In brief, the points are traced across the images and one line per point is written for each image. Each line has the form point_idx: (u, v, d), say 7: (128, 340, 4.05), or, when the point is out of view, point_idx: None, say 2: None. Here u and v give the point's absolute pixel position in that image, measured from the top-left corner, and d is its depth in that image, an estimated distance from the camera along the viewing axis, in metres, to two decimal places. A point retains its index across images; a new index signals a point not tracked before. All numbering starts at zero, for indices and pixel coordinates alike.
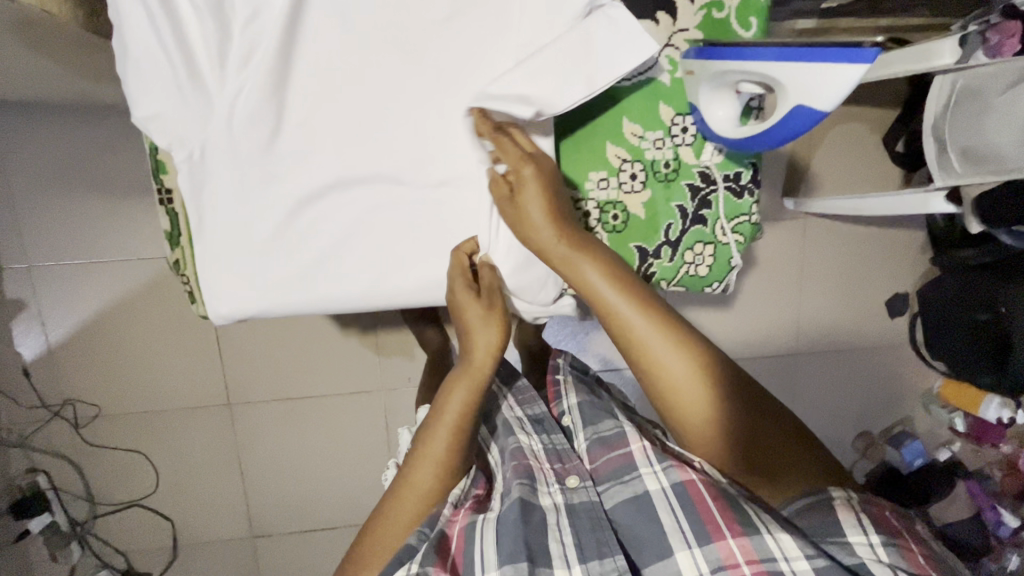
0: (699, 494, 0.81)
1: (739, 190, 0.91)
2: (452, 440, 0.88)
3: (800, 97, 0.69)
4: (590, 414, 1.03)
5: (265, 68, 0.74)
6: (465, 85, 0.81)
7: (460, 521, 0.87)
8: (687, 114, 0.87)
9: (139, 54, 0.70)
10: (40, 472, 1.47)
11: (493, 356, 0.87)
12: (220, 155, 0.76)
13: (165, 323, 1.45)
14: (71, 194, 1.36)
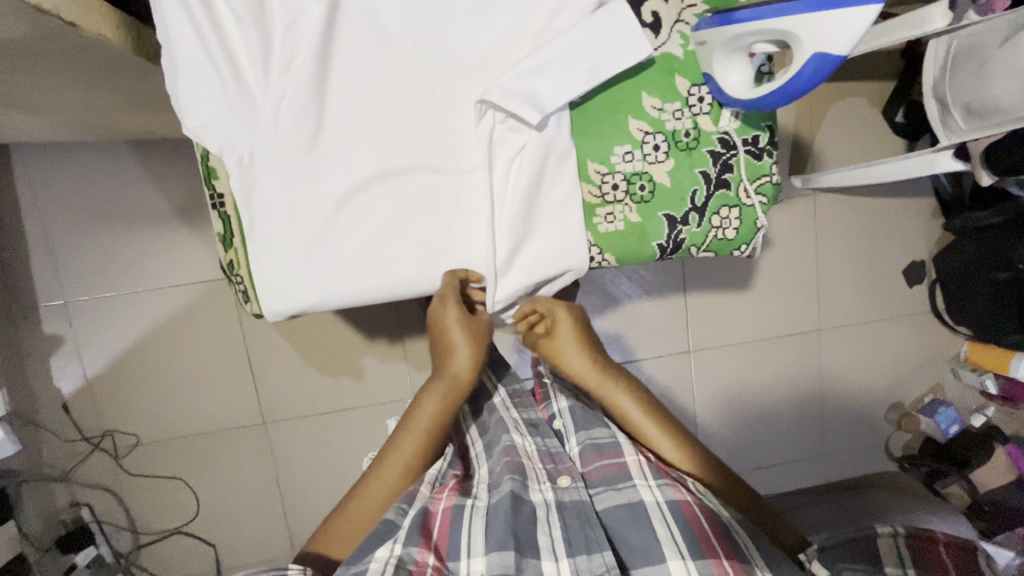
0: (692, 513, 0.82)
1: (759, 152, 0.93)
2: (425, 440, 0.93)
3: (818, 46, 0.73)
4: (580, 422, 1.01)
5: (305, 72, 0.78)
6: (491, 75, 0.85)
7: (445, 498, 0.88)
8: (702, 84, 0.90)
9: (189, 66, 0.75)
10: (83, 505, 1.49)
11: (467, 372, 0.95)
12: (267, 157, 0.80)
13: (199, 347, 1.48)
14: (106, 229, 1.42)
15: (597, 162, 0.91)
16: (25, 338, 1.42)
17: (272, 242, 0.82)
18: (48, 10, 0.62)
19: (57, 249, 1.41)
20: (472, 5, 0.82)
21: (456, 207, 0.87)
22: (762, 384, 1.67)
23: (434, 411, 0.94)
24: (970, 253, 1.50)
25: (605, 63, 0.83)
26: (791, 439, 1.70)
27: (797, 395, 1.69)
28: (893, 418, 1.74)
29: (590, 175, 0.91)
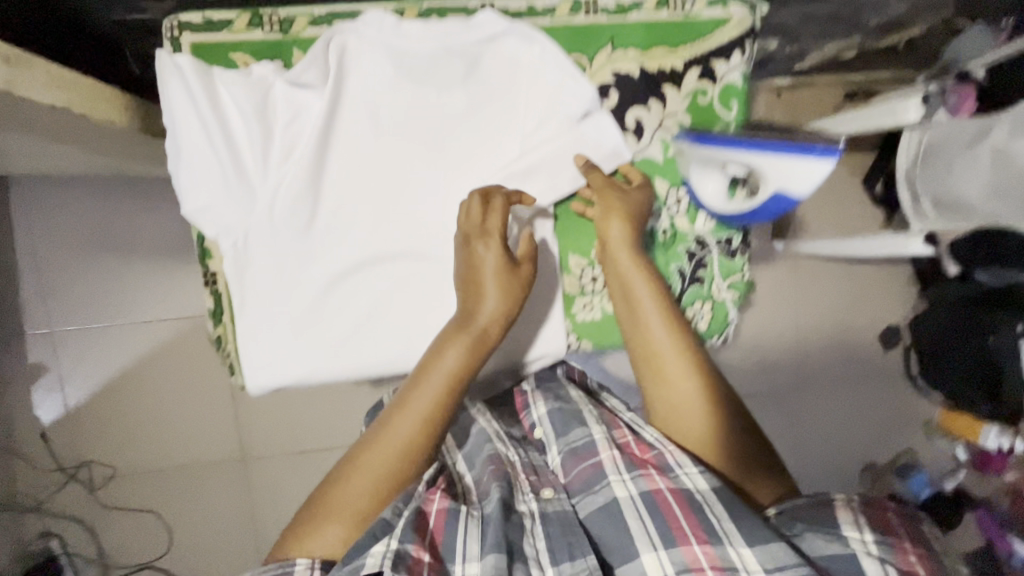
0: (669, 505, 0.76)
1: (732, 252, 0.98)
2: (440, 402, 0.82)
3: (775, 182, 0.81)
4: (558, 423, 0.93)
5: (301, 163, 0.86)
6: (478, 172, 0.91)
7: (440, 498, 0.79)
8: (679, 185, 0.96)
9: (191, 141, 0.83)
10: (55, 536, 1.46)
11: (495, 323, 0.86)
12: (261, 239, 0.86)
13: (185, 381, 1.49)
14: (96, 260, 1.42)
15: (576, 255, 0.99)
16: (11, 362, 1.42)
17: (263, 309, 0.88)
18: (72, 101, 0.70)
19: (48, 277, 1.41)
20: (462, 108, 0.89)
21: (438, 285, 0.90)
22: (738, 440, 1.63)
23: (455, 364, 0.84)
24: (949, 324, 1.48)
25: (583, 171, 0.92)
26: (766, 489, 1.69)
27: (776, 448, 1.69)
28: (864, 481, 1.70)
29: (570, 267, 0.99)
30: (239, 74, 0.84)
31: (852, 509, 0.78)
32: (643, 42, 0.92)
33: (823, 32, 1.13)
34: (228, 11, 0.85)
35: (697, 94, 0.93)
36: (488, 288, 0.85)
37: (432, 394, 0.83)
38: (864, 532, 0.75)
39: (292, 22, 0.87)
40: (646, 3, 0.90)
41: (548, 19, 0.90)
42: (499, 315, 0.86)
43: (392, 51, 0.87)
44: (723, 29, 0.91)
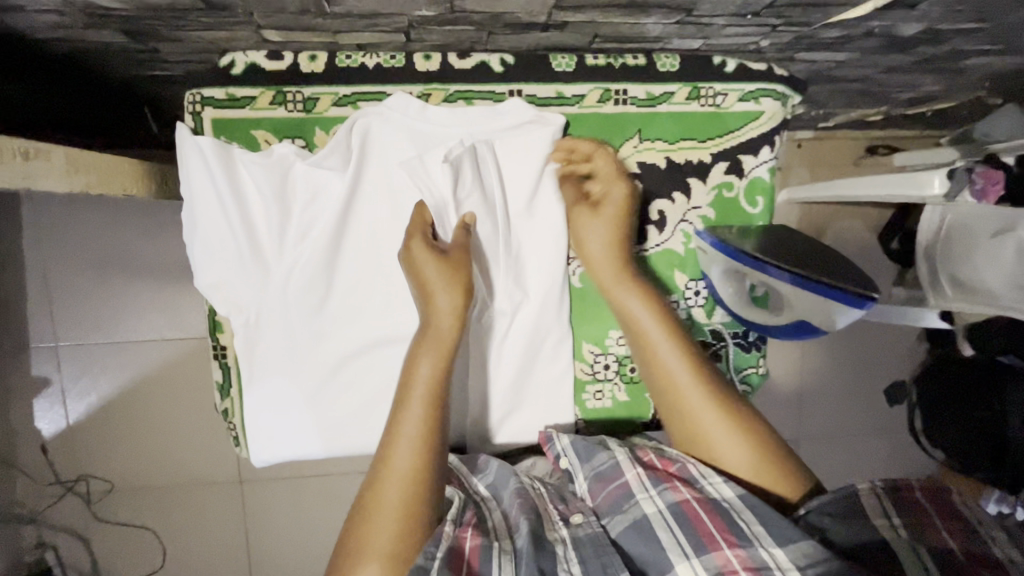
0: (700, 517, 0.57)
1: (749, 344, 0.75)
2: (429, 414, 0.61)
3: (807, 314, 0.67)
4: (583, 449, 0.69)
5: (323, 243, 0.66)
6: (522, 255, 0.71)
7: (473, 535, 0.57)
8: (699, 280, 0.74)
9: (209, 224, 0.65)
10: (50, 545, 1.47)
11: (459, 320, 0.64)
12: (275, 323, 0.68)
13: (184, 402, 1.48)
14: (106, 280, 1.40)
15: (590, 340, 0.74)
16: (14, 378, 1.40)
17: (263, 412, 0.69)
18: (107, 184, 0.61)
19: (54, 295, 1.40)
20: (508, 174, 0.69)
21: (459, 389, 0.73)
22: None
23: (430, 375, 0.62)
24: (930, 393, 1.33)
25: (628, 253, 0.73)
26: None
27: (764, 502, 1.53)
28: None
29: (580, 353, 0.74)
30: (262, 153, 0.64)
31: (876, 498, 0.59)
32: (671, 133, 0.71)
33: (851, 106, 1.09)
34: (248, 85, 0.64)
35: (722, 187, 0.72)
36: (440, 286, 0.64)
37: (418, 413, 0.61)
38: (887, 516, 0.58)
39: (314, 99, 0.65)
40: (676, 91, 0.69)
41: (573, 106, 0.69)
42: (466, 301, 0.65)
43: (442, 143, 0.66)
44: (761, 124, 0.72)
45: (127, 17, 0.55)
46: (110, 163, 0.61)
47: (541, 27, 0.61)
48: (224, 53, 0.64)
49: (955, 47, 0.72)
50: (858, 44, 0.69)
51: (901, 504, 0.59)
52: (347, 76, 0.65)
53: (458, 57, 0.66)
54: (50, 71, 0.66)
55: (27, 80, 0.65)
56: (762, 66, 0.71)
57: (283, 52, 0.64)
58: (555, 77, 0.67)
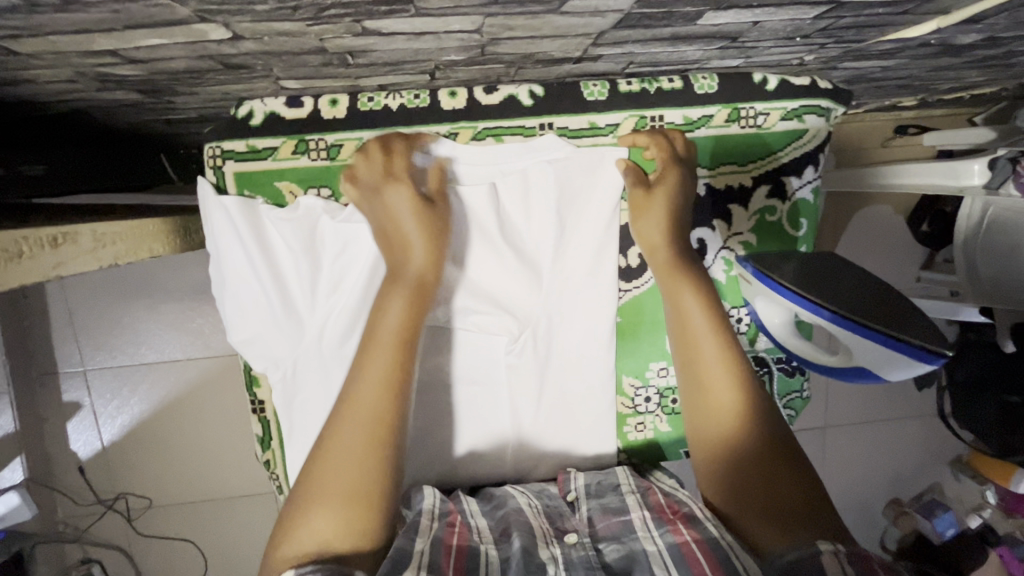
0: (697, 560, 0.49)
1: (793, 369, 0.74)
2: (398, 363, 0.54)
3: (869, 366, 0.56)
4: (595, 486, 0.64)
5: (355, 295, 0.64)
6: (559, 289, 0.69)
7: (463, 534, 0.53)
8: (742, 307, 0.71)
9: (240, 286, 0.63)
10: (96, 561, 1.27)
11: (432, 263, 0.58)
12: (313, 376, 0.66)
13: (222, 418, 1.25)
14: (124, 304, 1.19)
15: (628, 373, 0.72)
16: (42, 403, 1.21)
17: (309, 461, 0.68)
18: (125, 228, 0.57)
19: (75, 310, 1.18)
20: (541, 210, 0.66)
21: (498, 432, 0.71)
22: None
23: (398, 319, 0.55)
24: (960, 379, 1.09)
25: None
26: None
27: (840, 498, 1.31)
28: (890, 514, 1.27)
29: (621, 387, 0.73)
30: (287, 208, 0.62)
31: (837, 560, 0.44)
32: (709, 158, 0.67)
33: (888, 97, 1.02)
34: (270, 135, 0.61)
35: (764, 212, 0.69)
36: (411, 236, 0.58)
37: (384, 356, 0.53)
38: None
39: (338, 146, 0.62)
40: (715, 114, 0.66)
41: (607, 136, 0.65)
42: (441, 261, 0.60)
43: (474, 188, 0.64)
44: (804, 143, 0.68)
45: (140, 81, 0.52)
46: (138, 227, 0.60)
47: (572, 60, 0.57)
48: (240, 103, 0.60)
49: (1012, 49, 0.68)
50: (910, 52, 0.64)
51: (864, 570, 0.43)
52: (374, 121, 0.62)
53: (485, 91, 0.63)
54: (59, 123, 0.61)
55: (25, 115, 0.57)
56: (806, 80, 0.67)
57: (302, 97, 0.61)
58: (588, 107, 0.64)
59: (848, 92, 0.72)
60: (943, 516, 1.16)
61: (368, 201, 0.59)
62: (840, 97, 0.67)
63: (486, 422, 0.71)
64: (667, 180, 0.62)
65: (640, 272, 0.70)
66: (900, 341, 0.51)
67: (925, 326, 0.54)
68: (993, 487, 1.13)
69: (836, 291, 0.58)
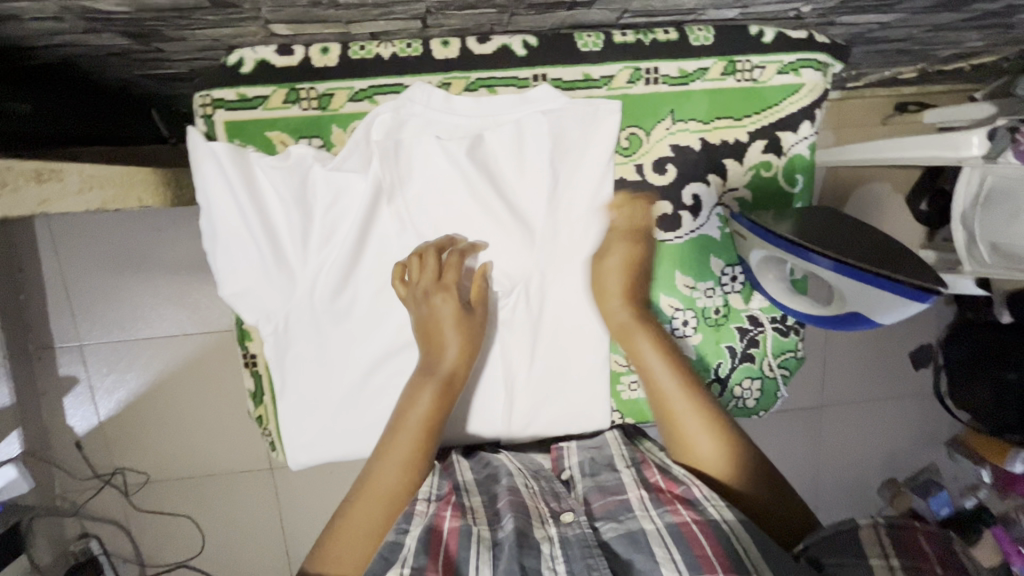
0: (699, 542, 0.50)
1: (788, 328, 0.73)
2: (419, 448, 0.59)
3: (860, 311, 0.56)
4: (588, 466, 0.64)
5: (347, 247, 0.64)
6: (554, 243, 0.68)
7: (453, 515, 0.54)
8: (736, 265, 0.71)
9: (230, 236, 0.62)
10: (94, 536, 1.22)
11: (464, 359, 0.64)
12: (306, 329, 0.66)
13: (220, 391, 1.22)
14: (122, 279, 1.17)
15: None
16: (40, 377, 1.18)
17: (302, 415, 0.69)
18: (111, 180, 0.56)
19: (70, 280, 1.16)
20: (533, 162, 0.65)
21: (492, 390, 0.71)
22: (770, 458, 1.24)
23: (426, 411, 0.61)
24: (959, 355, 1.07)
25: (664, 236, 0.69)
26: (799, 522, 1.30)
27: (845, 475, 1.30)
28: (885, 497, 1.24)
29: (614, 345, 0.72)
30: (278, 156, 0.62)
31: (876, 534, 0.50)
32: (705, 112, 0.67)
33: (888, 65, 1.01)
34: (260, 84, 0.60)
35: (759, 167, 0.68)
36: (448, 336, 0.63)
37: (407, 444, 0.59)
38: (884, 556, 0.48)
39: (329, 95, 0.62)
40: (711, 67, 0.65)
41: (601, 89, 0.64)
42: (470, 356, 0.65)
43: (462, 136, 0.63)
44: (800, 97, 0.67)
45: (127, 21, 0.52)
46: (127, 175, 0.59)
47: (566, 7, 0.56)
48: (231, 51, 0.60)
49: (1013, 2, 0.67)
50: (908, 4, 0.64)
51: (903, 546, 0.49)
52: (364, 69, 0.61)
53: (478, 41, 0.62)
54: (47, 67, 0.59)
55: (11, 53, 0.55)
56: (803, 34, 0.66)
57: (293, 46, 0.60)
58: (582, 58, 0.63)
59: (845, 49, 0.71)
60: (938, 494, 1.12)
61: (415, 303, 0.64)
62: (838, 51, 0.66)
63: (478, 379, 0.70)
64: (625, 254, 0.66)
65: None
66: (889, 280, 0.50)
67: (922, 264, 0.52)
68: (989, 466, 1.10)
69: (837, 241, 0.57)
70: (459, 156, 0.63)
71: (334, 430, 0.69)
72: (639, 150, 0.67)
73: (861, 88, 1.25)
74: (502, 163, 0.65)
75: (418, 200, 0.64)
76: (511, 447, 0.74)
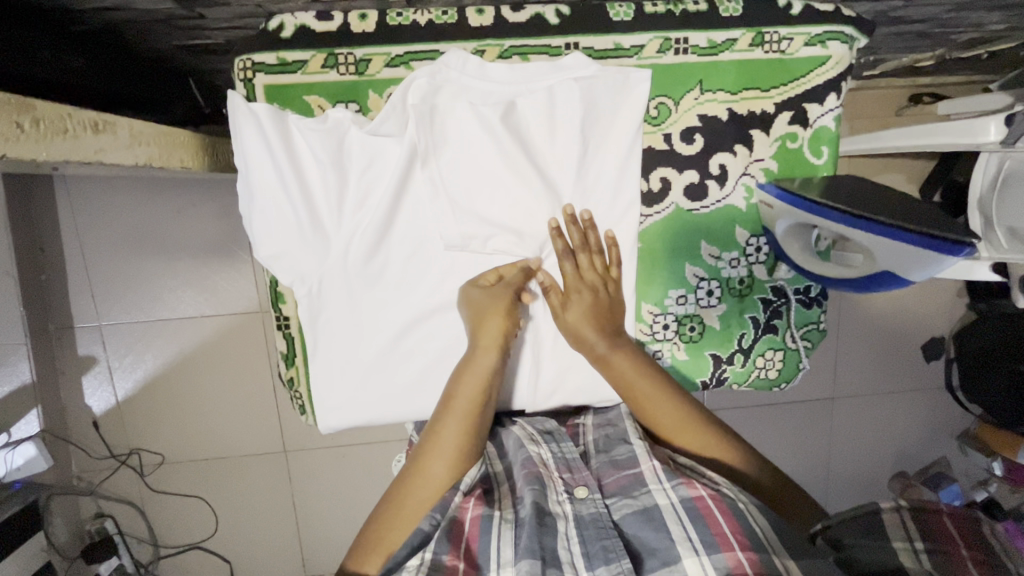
0: (714, 516, 0.50)
1: (811, 299, 0.74)
2: (465, 430, 0.59)
3: (892, 269, 0.58)
4: (602, 442, 0.65)
5: (382, 209, 0.65)
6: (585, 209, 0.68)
7: (475, 503, 0.55)
8: (762, 236, 0.71)
9: (268, 199, 0.64)
10: (110, 516, 1.16)
11: (505, 340, 0.64)
12: (339, 290, 0.67)
13: (238, 373, 1.14)
14: (140, 257, 1.09)
15: (649, 301, 0.73)
16: (59, 354, 1.11)
17: (333, 377, 0.70)
18: (148, 143, 0.57)
19: (88, 248, 1.08)
20: (566, 126, 0.66)
21: (519, 357, 0.71)
22: (793, 446, 1.23)
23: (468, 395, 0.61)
24: (979, 343, 1.05)
25: (690, 206, 0.70)
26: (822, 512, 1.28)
27: (870, 463, 1.27)
28: (896, 488, 1.25)
29: (640, 314, 0.73)
30: (317, 119, 0.63)
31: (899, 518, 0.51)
32: (732, 83, 0.68)
33: (910, 49, 1.01)
34: (299, 49, 0.62)
35: (785, 138, 0.69)
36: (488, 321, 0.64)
37: (454, 428, 0.58)
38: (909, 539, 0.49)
39: (366, 61, 0.63)
40: (739, 38, 0.66)
41: (631, 58, 0.66)
42: (507, 338, 0.64)
43: (494, 100, 0.64)
44: (826, 69, 0.68)
45: None
46: (168, 135, 0.60)
47: None
48: (271, 17, 0.61)
49: None
50: None
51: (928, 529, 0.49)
52: (401, 35, 0.62)
53: (512, 9, 0.63)
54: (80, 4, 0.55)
55: None
56: (830, 7, 0.67)
57: (332, 11, 0.61)
58: (613, 27, 0.64)
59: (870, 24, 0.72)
60: (949, 488, 1.13)
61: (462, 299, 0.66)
62: (864, 25, 0.67)
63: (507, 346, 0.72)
64: (584, 267, 0.67)
65: (661, 197, 0.70)
66: (924, 236, 0.52)
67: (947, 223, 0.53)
68: (1000, 458, 1.07)
69: (867, 203, 0.58)
70: (492, 120, 0.64)
71: (364, 393, 0.70)
72: (669, 119, 0.68)
73: (878, 76, 1.24)
74: (534, 128, 0.66)
75: (449, 164, 0.65)
76: (535, 415, 0.74)
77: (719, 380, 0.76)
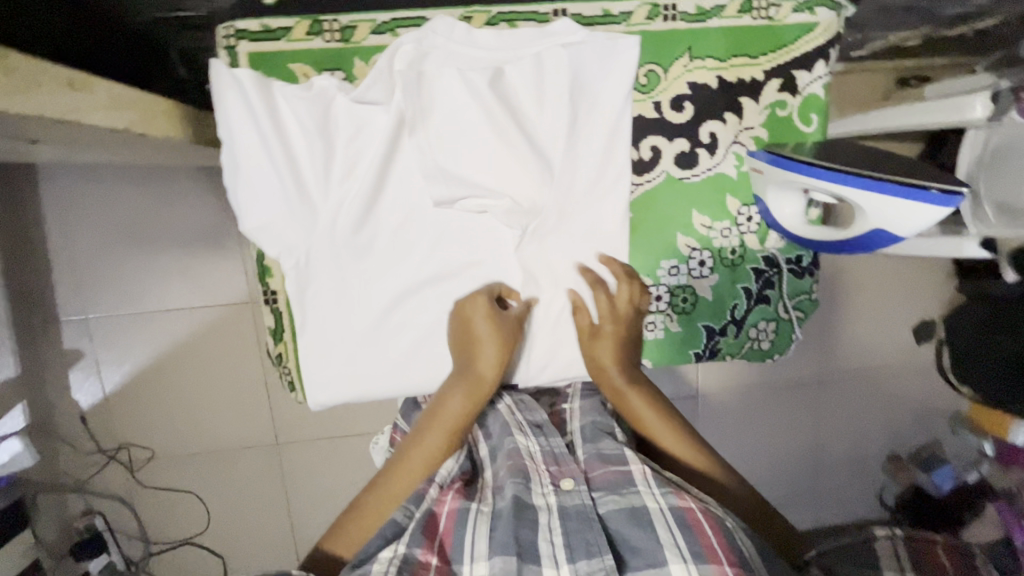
0: (703, 529, 0.50)
1: (803, 269, 0.74)
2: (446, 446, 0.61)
3: (884, 228, 0.58)
4: (589, 431, 0.63)
5: (369, 179, 0.64)
6: (575, 177, 0.68)
7: (453, 498, 0.55)
8: (752, 205, 0.71)
9: (252, 169, 0.63)
10: (100, 513, 1.13)
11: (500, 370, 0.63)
12: (328, 262, 0.66)
13: (228, 361, 1.12)
14: (127, 244, 1.07)
15: (641, 272, 0.72)
16: (45, 348, 1.08)
17: (322, 353, 0.69)
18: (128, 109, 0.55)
19: (75, 239, 1.06)
20: (553, 93, 0.65)
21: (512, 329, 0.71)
22: (787, 426, 1.23)
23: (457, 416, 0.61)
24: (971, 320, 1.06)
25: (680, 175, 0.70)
26: (814, 496, 1.28)
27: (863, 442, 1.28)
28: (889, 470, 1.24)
29: None
30: (302, 86, 0.62)
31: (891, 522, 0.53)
32: (721, 50, 0.67)
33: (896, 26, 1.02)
34: (284, 16, 0.61)
35: (775, 105, 0.69)
36: (485, 348, 0.64)
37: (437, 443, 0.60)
38: None
39: (352, 28, 0.62)
40: (727, 4, 0.66)
41: (619, 25, 0.65)
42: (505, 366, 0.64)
43: (481, 66, 0.64)
44: (814, 36, 0.68)
45: None
46: (149, 103, 0.59)
47: None
48: None
49: None
50: None
51: None
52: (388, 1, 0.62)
53: None
54: None
55: None
56: None
57: None
58: None
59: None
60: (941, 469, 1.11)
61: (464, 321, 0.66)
62: None
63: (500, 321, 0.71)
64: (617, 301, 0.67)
65: (652, 166, 0.69)
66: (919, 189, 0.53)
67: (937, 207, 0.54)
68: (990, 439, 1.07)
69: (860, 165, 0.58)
70: (479, 86, 0.64)
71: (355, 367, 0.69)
72: (658, 87, 0.68)
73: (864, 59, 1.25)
74: (521, 95, 0.65)
75: (436, 132, 0.65)
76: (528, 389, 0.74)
77: (712, 352, 0.76)
